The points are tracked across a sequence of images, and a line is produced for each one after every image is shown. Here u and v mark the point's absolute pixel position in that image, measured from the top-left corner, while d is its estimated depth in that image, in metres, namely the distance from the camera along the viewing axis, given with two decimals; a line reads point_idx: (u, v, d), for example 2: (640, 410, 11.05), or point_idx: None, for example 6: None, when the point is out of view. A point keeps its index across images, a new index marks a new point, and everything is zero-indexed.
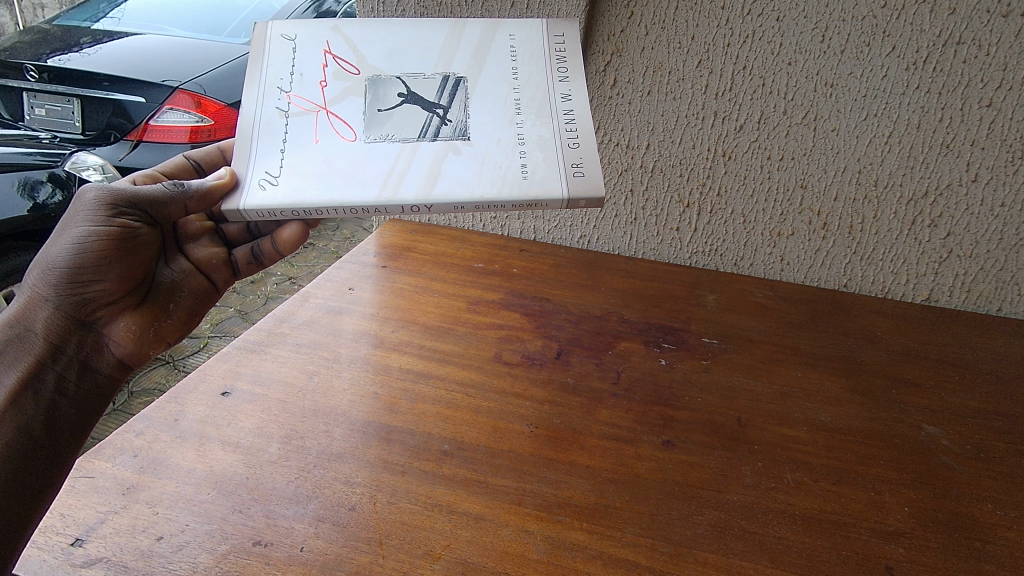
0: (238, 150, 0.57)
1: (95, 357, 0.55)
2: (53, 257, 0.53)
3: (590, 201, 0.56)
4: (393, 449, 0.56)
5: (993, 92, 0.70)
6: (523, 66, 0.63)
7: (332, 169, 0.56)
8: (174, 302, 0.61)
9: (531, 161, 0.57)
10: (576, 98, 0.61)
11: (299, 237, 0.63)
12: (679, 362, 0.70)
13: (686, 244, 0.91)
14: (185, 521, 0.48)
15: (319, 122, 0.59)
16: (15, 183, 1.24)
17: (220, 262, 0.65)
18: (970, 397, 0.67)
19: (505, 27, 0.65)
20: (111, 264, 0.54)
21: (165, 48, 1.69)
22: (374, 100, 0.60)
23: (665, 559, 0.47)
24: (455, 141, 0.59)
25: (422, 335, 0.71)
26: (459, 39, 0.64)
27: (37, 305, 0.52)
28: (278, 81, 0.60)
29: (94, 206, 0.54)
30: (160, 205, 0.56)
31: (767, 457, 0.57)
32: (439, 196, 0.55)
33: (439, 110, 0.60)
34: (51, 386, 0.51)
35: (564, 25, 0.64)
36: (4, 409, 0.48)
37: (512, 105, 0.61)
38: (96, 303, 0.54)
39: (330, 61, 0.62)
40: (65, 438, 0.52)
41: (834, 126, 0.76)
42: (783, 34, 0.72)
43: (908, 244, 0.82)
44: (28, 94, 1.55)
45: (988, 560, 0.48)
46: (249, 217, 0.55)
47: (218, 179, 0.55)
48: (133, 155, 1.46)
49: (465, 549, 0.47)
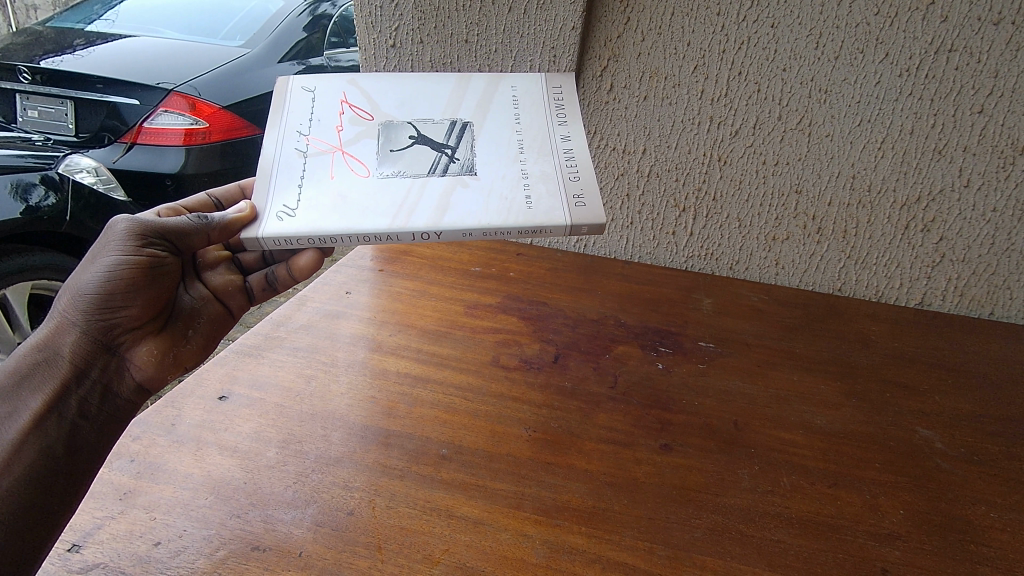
0: (257, 185, 0.57)
1: (117, 380, 0.53)
2: (82, 283, 0.53)
3: (592, 228, 0.55)
4: (392, 453, 0.56)
5: (984, 98, 0.71)
6: (525, 112, 0.64)
7: (345, 201, 0.56)
8: (192, 328, 0.59)
9: (535, 192, 0.57)
10: (576, 139, 0.62)
11: (316, 264, 0.60)
12: (675, 366, 0.70)
13: (683, 249, 0.91)
14: (183, 527, 0.48)
15: (335, 160, 0.59)
16: (6, 185, 1.22)
17: (235, 288, 0.63)
18: (962, 401, 0.68)
19: (507, 79, 0.67)
20: (137, 291, 0.54)
21: (158, 50, 1.68)
22: (387, 143, 0.60)
23: (663, 563, 0.47)
24: (462, 176, 0.58)
25: (420, 339, 0.71)
26: (465, 91, 0.65)
27: (66, 330, 0.52)
28: (296, 125, 0.61)
29: (124, 236, 0.54)
30: (183, 235, 0.56)
31: (764, 461, 0.57)
32: (449, 223, 0.54)
33: (447, 150, 0.61)
34: (74, 409, 0.50)
35: (562, 78, 0.67)
36: (26, 432, 0.47)
37: (515, 145, 0.61)
38: (120, 328, 0.54)
39: (346, 109, 0.62)
40: (88, 458, 0.50)
41: (828, 131, 0.77)
42: (778, 40, 0.73)
43: (901, 249, 0.83)
44: (22, 97, 1.55)
45: (982, 562, 0.48)
46: (266, 245, 0.53)
47: (239, 212, 0.54)
48: (126, 158, 1.45)
49: (465, 553, 0.47)
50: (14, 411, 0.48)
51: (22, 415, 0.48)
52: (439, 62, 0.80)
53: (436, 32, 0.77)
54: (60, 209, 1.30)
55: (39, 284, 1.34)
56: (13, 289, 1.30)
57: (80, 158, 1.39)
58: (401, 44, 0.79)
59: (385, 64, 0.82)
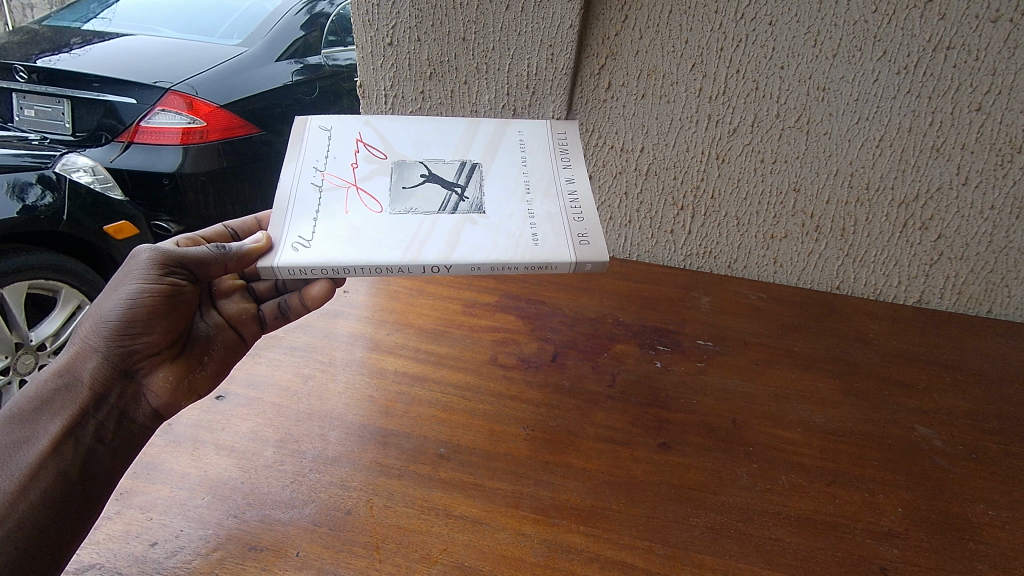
0: (273, 217, 0.55)
1: (134, 406, 0.51)
2: (103, 310, 0.50)
3: (597, 266, 0.53)
4: (389, 452, 0.55)
5: (982, 96, 0.71)
6: (531, 156, 0.63)
7: (359, 233, 0.54)
8: (208, 355, 0.56)
9: (541, 231, 0.55)
10: (580, 182, 0.61)
11: (328, 294, 0.57)
12: (674, 364, 0.70)
13: (681, 247, 0.91)
14: (180, 527, 0.48)
15: (349, 196, 0.57)
16: (3, 184, 1.22)
17: (249, 316, 0.60)
18: (961, 399, 0.68)
19: (515, 124, 0.66)
20: (157, 318, 0.51)
21: (155, 48, 1.67)
22: (399, 180, 0.59)
23: (661, 562, 0.47)
24: (472, 215, 0.57)
25: (418, 339, 0.71)
26: (474, 135, 0.65)
27: (86, 355, 0.50)
28: (313, 161, 0.60)
29: (146, 265, 0.51)
30: (202, 265, 0.53)
31: (762, 459, 0.57)
32: (459, 256, 0.52)
33: (457, 188, 0.59)
34: (90, 434, 0.49)
35: (566, 125, 0.66)
36: (45, 456, 0.46)
37: (521, 185, 0.60)
38: (139, 354, 0.51)
39: (361, 147, 0.62)
40: (101, 484, 0.49)
41: (826, 130, 0.77)
42: (776, 38, 0.73)
43: (899, 247, 0.83)
44: (19, 95, 1.55)
45: (981, 561, 0.49)
46: (280, 275, 0.51)
47: (256, 243, 0.52)
48: (124, 156, 1.44)
49: (462, 553, 0.47)
50: (32, 436, 0.47)
51: (41, 440, 0.47)
52: (437, 61, 0.79)
53: (433, 29, 0.77)
54: (58, 207, 1.29)
55: (37, 284, 1.29)
56: (10, 288, 1.26)
57: (77, 158, 1.38)
58: (399, 42, 0.79)
59: (382, 62, 0.81)
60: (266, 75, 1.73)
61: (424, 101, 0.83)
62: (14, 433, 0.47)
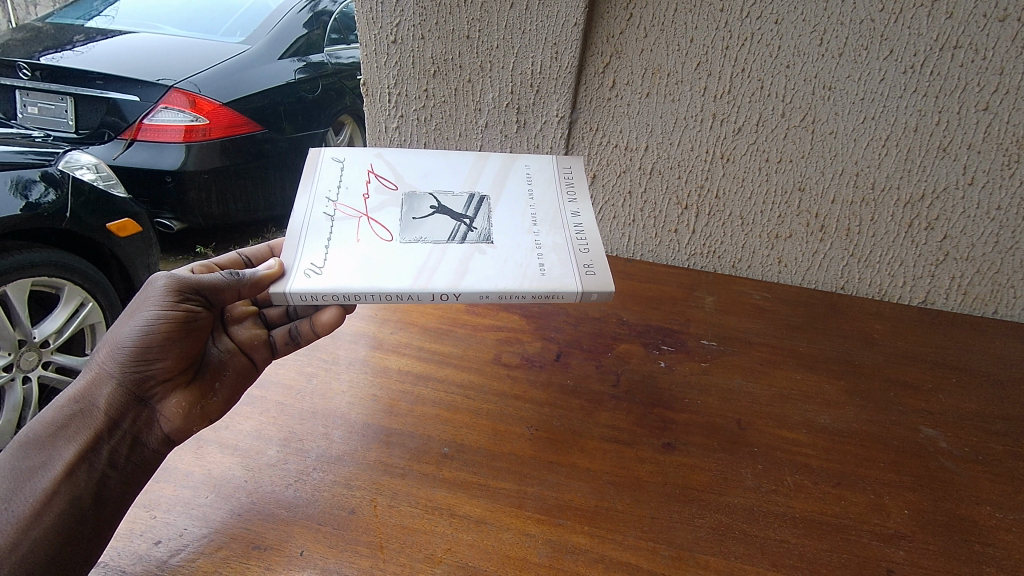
0: (286, 244, 0.55)
1: (147, 431, 0.52)
2: (120, 336, 0.52)
3: (603, 297, 0.52)
4: (393, 452, 0.55)
5: (989, 96, 0.70)
6: (538, 189, 0.64)
7: (371, 261, 0.54)
8: (219, 380, 0.56)
9: (547, 261, 0.55)
10: (585, 215, 0.61)
11: (338, 320, 0.57)
12: (679, 364, 0.70)
13: (685, 246, 0.91)
14: (183, 525, 0.48)
15: (361, 226, 0.57)
16: (7, 182, 1.20)
17: (261, 342, 0.60)
18: (968, 400, 0.68)
19: (522, 158, 0.67)
20: (170, 344, 0.52)
21: (157, 45, 1.68)
22: (409, 211, 0.59)
23: (666, 563, 0.47)
24: (480, 245, 0.57)
25: (421, 337, 0.71)
26: (481, 169, 0.66)
27: (103, 381, 0.51)
28: (325, 191, 0.60)
29: (162, 292, 0.52)
30: (215, 291, 0.53)
31: (768, 460, 0.57)
32: (468, 285, 0.52)
33: (466, 219, 0.59)
34: (104, 459, 0.49)
35: (571, 159, 0.67)
36: (59, 481, 0.48)
37: (528, 217, 0.61)
38: (152, 380, 0.52)
39: (372, 178, 0.63)
40: (114, 509, 0.48)
41: (832, 129, 0.77)
42: (782, 37, 0.72)
43: (905, 247, 0.83)
44: (22, 92, 1.56)
45: (988, 562, 0.48)
46: (293, 301, 0.51)
47: (267, 269, 0.52)
48: (126, 155, 1.50)
49: (466, 553, 0.47)
50: (47, 460, 0.48)
51: (56, 466, 0.48)
52: (441, 59, 0.79)
53: (438, 27, 0.77)
54: (61, 206, 1.27)
55: (39, 281, 1.25)
56: (12, 285, 1.21)
57: (80, 155, 1.40)
58: (402, 40, 0.79)
59: (386, 60, 0.81)
60: (268, 74, 1.73)
61: (428, 99, 0.83)
62: (30, 458, 0.48)
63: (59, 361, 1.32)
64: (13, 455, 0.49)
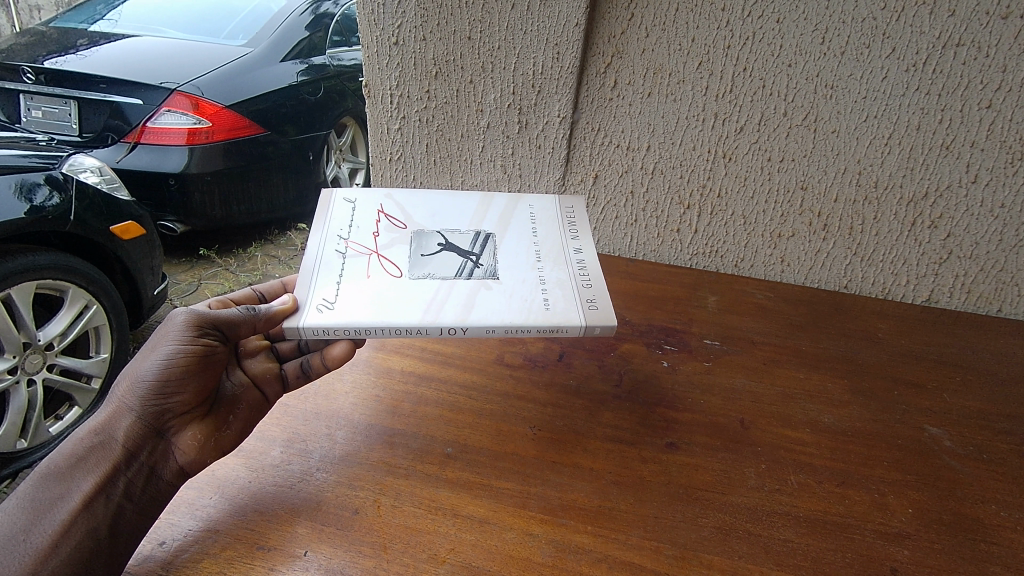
0: (298, 281, 0.55)
1: (163, 463, 0.52)
2: (139, 370, 0.53)
3: (606, 331, 0.52)
4: (397, 452, 0.55)
5: (993, 93, 0.70)
6: (542, 228, 0.66)
7: (382, 297, 0.54)
8: (233, 414, 0.56)
9: (551, 296, 0.55)
10: (587, 252, 0.62)
11: (348, 354, 0.58)
12: (681, 363, 0.70)
13: (688, 245, 0.91)
14: (187, 526, 0.48)
15: (371, 263, 0.58)
16: (11, 186, 1.20)
17: (272, 375, 0.60)
18: (973, 399, 0.67)
19: (527, 199, 0.70)
20: (189, 377, 0.53)
21: (159, 47, 1.68)
22: (418, 249, 0.60)
23: (669, 562, 0.47)
24: (487, 281, 0.57)
25: (423, 338, 0.71)
26: (488, 208, 0.67)
27: (122, 414, 0.52)
28: (337, 229, 0.62)
29: (182, 327, 0.53)
30: (232, 326, 0.54)
31: (771, 459, 0.57)
32: (475, 319, 0.52)
33: (472, 256, 0.60)
34: (120, 491, 0.50)
35: (573, 200, 0.70)
36: (76, 512, 0.48)
37: (533, 254, 0.61)
38: (171, 413, 0.53)
39: (383, 218, 0.64)
40: (127, 536, 0.49)
41: (835, 127, 0.76)
42: (783, 36, 0.72)
43: (908, 246, 0.82)
44: (26, 97, 1.57)
45: (993, 562, 0.48)
46: (305, 335, 0.51)
47: (281, 305, 0.53)
48: (129, 158, 1.52)
49: (469, 553, 0.47)
50: (65, 493, 0.49)
51: (73, 498, 0.49)
52: (442, 60, 0.79)
53: (439, 30, 0.77)
54: (65, 209, 1.28)
55: (44, 285, 1.26)
56: (15, 288, 1.21)
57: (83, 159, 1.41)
58: (404, 41, 0.79)
59: (388, 62, 0.81)
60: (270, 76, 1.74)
61: (429, 101, 0.83)
62: (49, 489, 0.49)
63: (63, 364, 1.31)
64: (31, 487, 0.49)
